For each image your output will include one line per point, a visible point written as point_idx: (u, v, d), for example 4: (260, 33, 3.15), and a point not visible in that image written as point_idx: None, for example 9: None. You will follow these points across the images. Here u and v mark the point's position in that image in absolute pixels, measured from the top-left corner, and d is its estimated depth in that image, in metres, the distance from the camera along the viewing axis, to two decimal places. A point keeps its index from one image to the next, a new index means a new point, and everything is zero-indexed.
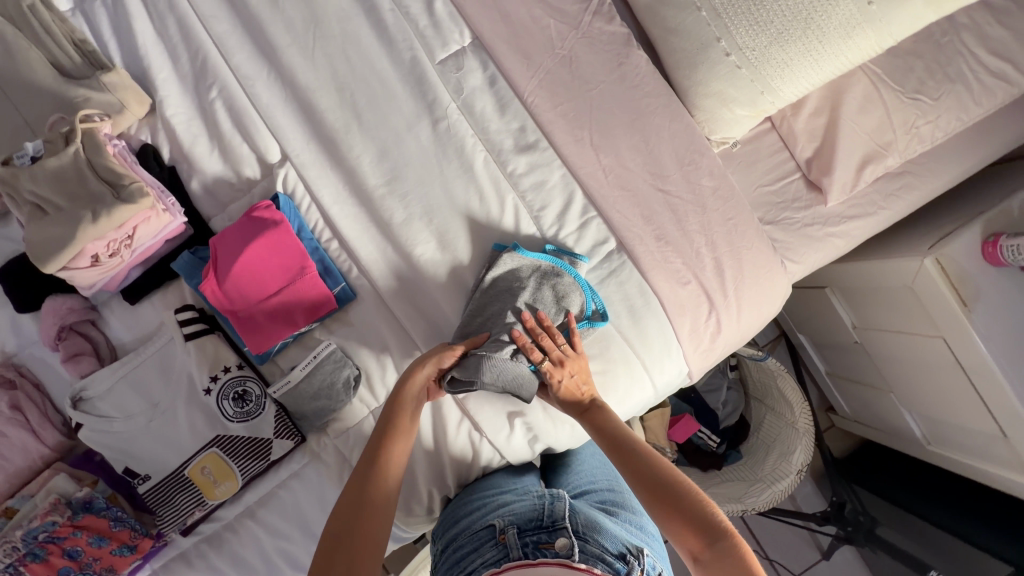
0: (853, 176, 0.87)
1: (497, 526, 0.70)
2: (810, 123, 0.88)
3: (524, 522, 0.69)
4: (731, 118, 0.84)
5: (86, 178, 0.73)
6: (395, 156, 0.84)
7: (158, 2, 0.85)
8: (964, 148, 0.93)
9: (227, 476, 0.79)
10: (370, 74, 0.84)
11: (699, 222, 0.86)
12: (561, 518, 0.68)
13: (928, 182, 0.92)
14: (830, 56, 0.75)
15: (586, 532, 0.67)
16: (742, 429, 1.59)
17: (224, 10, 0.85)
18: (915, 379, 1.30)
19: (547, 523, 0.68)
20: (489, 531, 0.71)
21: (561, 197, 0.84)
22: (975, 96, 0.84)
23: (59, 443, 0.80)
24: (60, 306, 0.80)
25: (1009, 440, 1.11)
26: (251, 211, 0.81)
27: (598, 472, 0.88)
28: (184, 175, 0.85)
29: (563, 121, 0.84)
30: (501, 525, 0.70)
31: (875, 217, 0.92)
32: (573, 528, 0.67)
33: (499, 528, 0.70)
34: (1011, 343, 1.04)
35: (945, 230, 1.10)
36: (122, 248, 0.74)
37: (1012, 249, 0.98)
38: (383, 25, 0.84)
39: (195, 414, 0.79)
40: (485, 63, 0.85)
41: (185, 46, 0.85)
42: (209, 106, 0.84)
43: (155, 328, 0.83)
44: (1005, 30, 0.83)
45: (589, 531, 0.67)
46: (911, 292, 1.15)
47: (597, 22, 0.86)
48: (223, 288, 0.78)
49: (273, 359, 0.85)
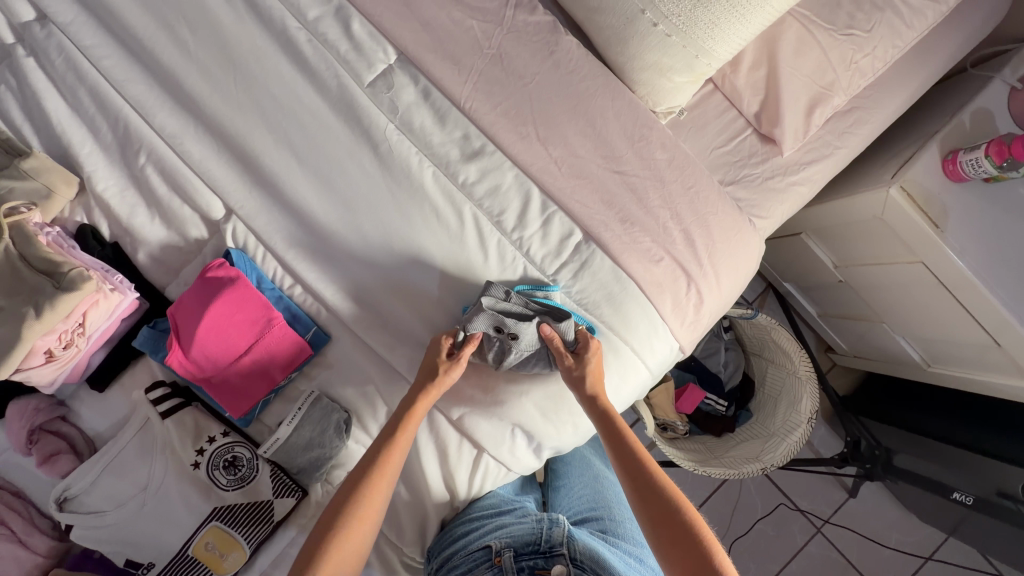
0: (804, 122, 0.87)
1: (493, 547, 0.74)
2: (751, 77, 0.87)
3: (522, 546, 0.75)
4: (672, 87, 0.82)
5: (22, 272, 0.69)
6: (341, 189, 0.81)
7: (65, 76, 0.81)
8: (906, 72, 0.92)
9: (232, 547, 0.75)
10: (300, 110, 0.81)
11: (660, 196, 0.85)
12: (559, 544, 0.73)
13: (876, 113, 0.92)
14: (754, 7, 0.72)
15: (583, 561, 0.71)
16: (747, 387, 1.59)
17: (135, 70, 0.82)
18: (904, 307, 1.31)
19: (545, 547, 0.73)
20: (485, 551, 0.75)
21: (518, 197, 0.83)
22: (906, 21, 0.84)
23: (52, 546, 0.77)
24: (18, 410, 0.77)
25: (1003, 348, 1.12)
26: (205, 272, 0.79)
27: (597, 497, 0.90)
28: (129, 249, 0.82)
29: (506, 120, 0.82)
30: (498, 546, 0.74)
31: (832, 157, 0.92)
32: (571, 554, 0.71)
33: (496, 549, 0.74)
34: (988, 255, 1.05)
35: (905, 156, 1.10)
36: (75, 337, 0.71)
37: (972, 162, 0.99)
38: (303, 58, 0.81)
39: (186, 490, 0.76)
40: (415, 77, 0.83)
41: (102, 115, 0.81)
42: (141, 173, 0.81)
43: (129, 411, 0.80)
44: None
45: (587, 561, 0.71)
46: (884, 223, 1.15)
47: (520, 14, 0.84)
48: (190, 357, 0.76)
49: (258, 419, 0.82)
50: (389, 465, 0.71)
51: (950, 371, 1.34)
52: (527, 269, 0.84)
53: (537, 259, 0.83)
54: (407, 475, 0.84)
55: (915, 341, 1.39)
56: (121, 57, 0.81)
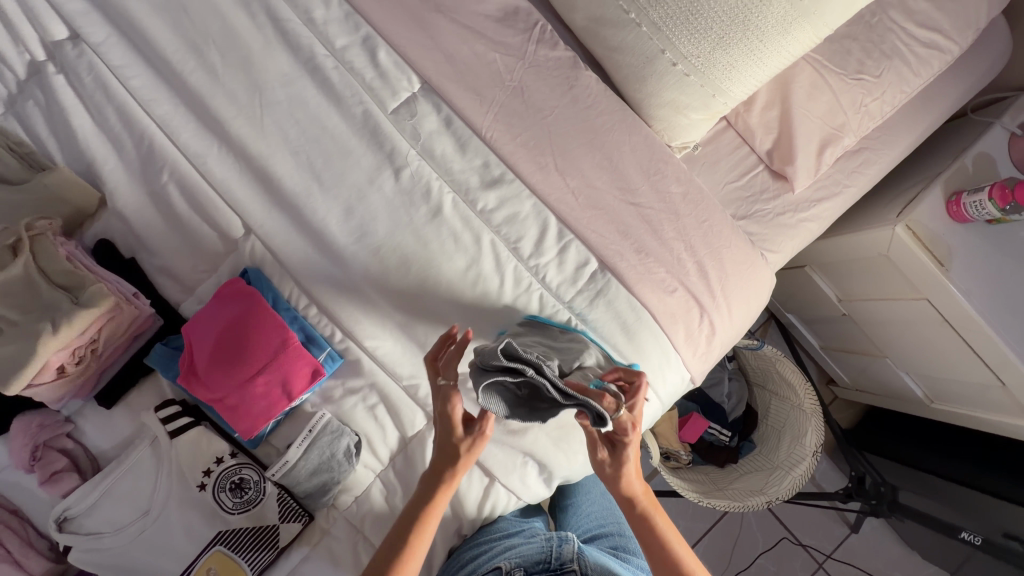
0: (815, 161, 0.89)
1: (502, 565, 0.74)
2: (764, 116, 0.89)
3: (532, 564, 0.75)
4: (687, 123, 0.85)
5: (39, 287, 0.69)
6: (362, 212, 0.82)
7: (94, 93, 0.82)
8: (913, 117, 0.95)
9: (235, 574, 0.74)
10: (325, 135, 0.82)
11: (675, 229, 0.86)
12: (571, 559, 0.75)
13: (884, 155, 0.95)
14: (771, 52, 0.74)
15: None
16: (750, 418, 1.59)
17: (162, 90, 0.83)
18: (908, 343, 1.32)
19: (556, 564, 0.75)
20: (496, 573, 0.74)
21: (535, 225, 0.84)
22: (913, 68, 0.87)
23: (48, 569, 0.75)
24: (29, 424, 0.76)
25: (1007, 387, 1.13)
26: (222, 291, 0.79)
27: (607, 516, 0.90)
28: (146, 265, 0.82)
29: (525, 151, 0.84)
30: (507, 564, 0.74)
31: (841, 196, 0.94)
32: (583, 570, 0.73)
33: (507, 569, 0.74)
34: (991, 296, 1.07)
35: (909, 196, 1.13)
36: (88, 353, 0.70)
37: (975, 205, 1.01)
38: (329, 84, 0.83)
39: (189, 515, 0.74)
40: (438, 106, 0.84)
41: (127, 132, 0.82)
42: (162, 190, 0.81)
43: (135, 429, 0.78)
44: (928, 4, 0.87)
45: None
46: (888, 259, 1.17)
47: (542, 49, 0.86)
48: (203, 376, 0.75)
49: (267, 440, 0.82)
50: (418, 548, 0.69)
51: (953, 408, 1.35)
52: (542, 296, 0.84)
53: (553, 286, 0.84)
54: None
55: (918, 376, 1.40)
56: (149, 77, 0.83)
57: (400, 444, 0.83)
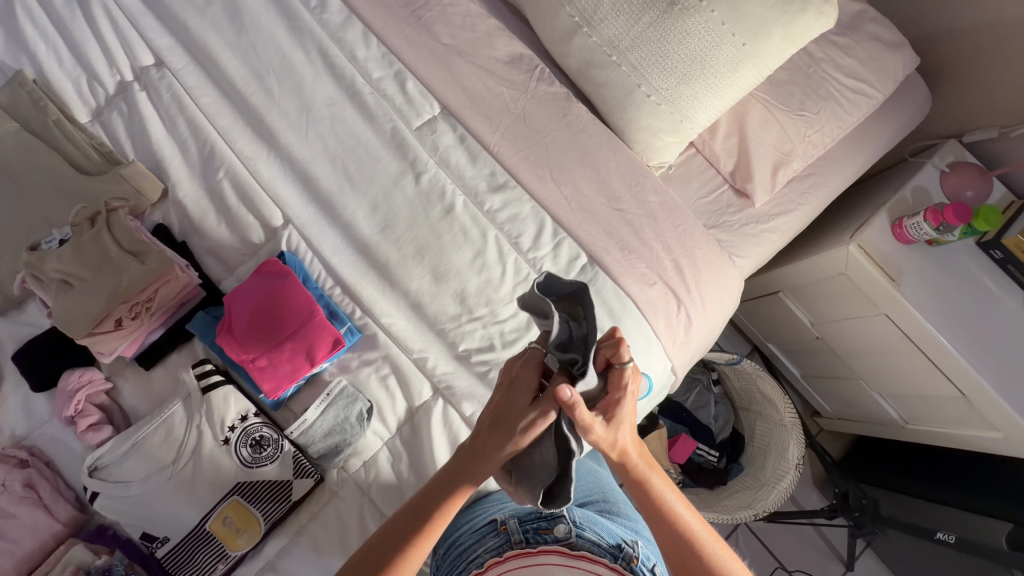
0: (770, 180, 1.05)
1: (498, 519, 0.84)
2: (726, 143, 1.07)
3: (524, 515, 0.84)
4: (661, 145, 1.02)
5: (109, 250, 0.81)
6: (386, 208, 0.96)
7: (169, 107, 0.98)
8: (853, 150, 1.13)
9: (250, 524, 0.80)
10: (358, 145, 0.98)
11: (653, 231, 1.00)
12: (559, 508, 0.83)
13: (829, 180, 1.12)
14: (725, 85, 0.93)
15: (582, 523, 0.81)
16: (738, 441, 1.64)
17: (227, 107, 1.00)
18: (876, 364, 1.41)
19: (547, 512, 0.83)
20: (492, 524, 0.84)
21: (533, 224, 0.98)
22: (846, 108, 1.06)
23: (72, 517, 0.80)
24: (79, 377, 0.83)
25: (969, 399, 1.20)
26: (261, 268, 0.89)
27: (593, 487, 0.98)
28: (195, 247, 0.94)
29: (526, 163, 1.00)
30: (503, 517, 0.84)
31: (795, 212, 1.09)
32: (571, 517, 0.81)
33: (501, 520, 0.83)
34: (944, 309, 1.17)
35: (860, 222, 1.28)
36: (143, 310, 0.81)
37: (915, 226, 1.16)
38: (365, 105, 1.00)
39: (211, 466, 0.80)
40: (454, 126, 1.02)
41: (193, 138, 0.98)
42: (217, 185, 0.96)
43: (168, 390, 0.86)
44: (853, 59, 1.06)
45: (585, 522, 0.81)
46: (847, 278, 1.30)
47: (541, 85, 1.04)
48: (238, 339, 0.85)
49: (287, 405, 0.90)
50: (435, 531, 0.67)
51: (925, 427, 1.41)
52: None
53: (549, 274, 0.96)
54: (419, 470, 0.88)
55: (892, 399, 1.47)
56: (217, 97, 1.00)
57: (407, 414, 0.91)
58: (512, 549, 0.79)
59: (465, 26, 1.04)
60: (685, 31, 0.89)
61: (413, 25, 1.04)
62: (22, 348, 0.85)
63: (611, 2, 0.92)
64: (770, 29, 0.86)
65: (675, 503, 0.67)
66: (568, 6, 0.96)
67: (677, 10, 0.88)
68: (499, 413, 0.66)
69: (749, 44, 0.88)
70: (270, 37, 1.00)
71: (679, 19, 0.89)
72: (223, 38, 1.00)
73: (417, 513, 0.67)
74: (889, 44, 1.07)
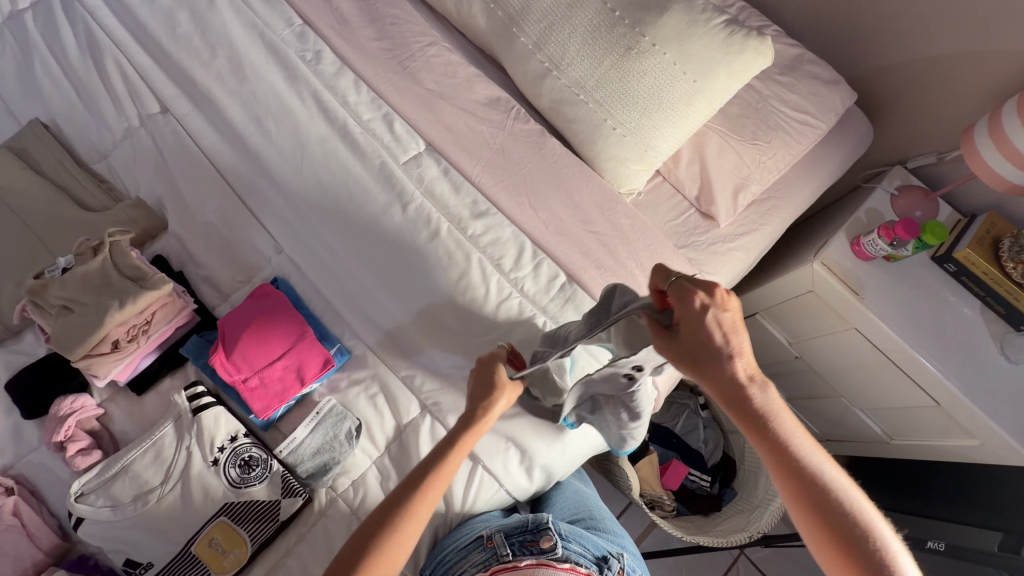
0: (732, 203, 1.14)
1: (485, 533, 0.82)
2: (688, 171, 1.17)
3: (510, 529, 0.82)
4: (629, 173, 1.11)
5: (110, 276, 0.86)
6: (375, 235, 1.02)
7: (172, 148, 1.06)
8: (805, 175, 1.23)
9: (236, 544, 0.79)
10: (349, 178, 1.05)
11: (626, 250, 1.07)
12: (546, 521, 0.82)
13: (785, 202, 1.21)
14: (682, 116, 1.03)
15: (567, 536, 0.83)
16: (730, 464, 1.61)
17: (226, 147, 1.07)
18: (854, 379, 1.44)
19: (533, 525, 0.82)
20: (477, 540, 0.82)
21: (514, 247, 1.04)
22: (795, 137, 1.16)
23: (54, 545, 0.79)
24: (71, 402, 0.84)
25: (942, 407, 1.24)
26: (253, 293, 0.94)
27: (579, 503, 0.98)
28: (192, 276, 0.99)
29: (505, 192, 1.08)
30: (489, 532, 0.82)
31: (757, 231, 1.18)
32: (557, 530, 0.82)
33: (487, 535, 0.82)
34: (905, 320, 1.23)
35: (822, 241, 1.36)
36: (139, 333, 0.85)
37: (871, 242, 1.24)
38: (356, 143, 1.08)
39: (199, 486, 0.81)
40: (438, 161, 1.10)
41: (194, 176, 1.04)
42: (215, 219, 1.02)
43: (158, 414, 0.88)
44: (796, 94, 1.18)
45: (571, 535, 0.83)
46: (815, 295, 1.36)
47: (517, 123, 1.14)
48: (230, 358, 0.87)
49: (276, 426, 0.91)
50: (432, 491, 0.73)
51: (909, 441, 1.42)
52: (521, 302, 1.01)
53: (529, 292, 1.01)
54: None
55: (874, 414, 1.48)
56: (217, 139, 1.08)
57: (395, 432, 0.93)
58: (498, 563, 0.78)
59: (447, 73, 1.15)
60: (642, 71, 1.00)
61: (400, 73, 1.15)
62: (16, 376, 0.87)
63: (575, 49, 1.04)
64: (716, 68, 0.98)
65: (794, 431, 0.66)
66: (538, 54, 1.07)
67: (633, 54, 1.00)
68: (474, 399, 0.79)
69: (700, 81, 0.99)
70: (268, 86, 1.10)
71: (636, 61, 1.00)
72: (225, 87, 1.10)
73: (415, 477, 0.74)
74: (827, 81, 1.19)
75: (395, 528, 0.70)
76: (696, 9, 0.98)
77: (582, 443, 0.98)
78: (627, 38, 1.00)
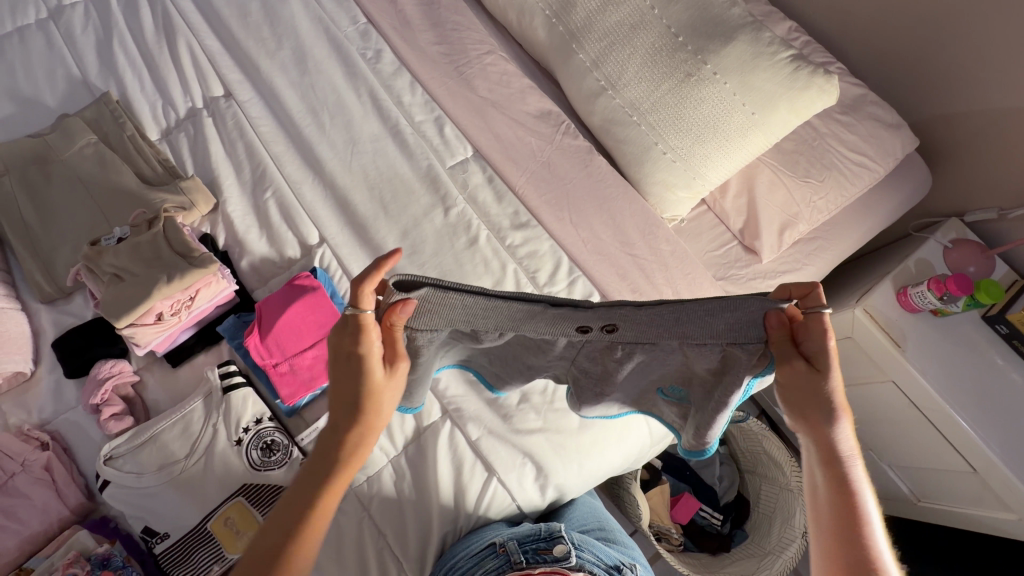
0: (777, 240, 1.12)
1: (497, 541, 0.81)
2: (735, 202, 1.15)
3: (523, 536, 0.81)
4: (675, 199, 1.09)
5: (161, 249, 0.89)
6: (415, 236, 1.03)
7: (231, 132, 1.09)
8: (855, 218, 1.20)
9: (250, 526, 0.80)
10: (396, 177, 1.07)
11: (664, 277, 1.05)
12: (559, 529, 0.82)
13: (832, 243, 1.18)
14: (736, 148, 1.01)
15: (580, 545, 0.81)
16: (743, 505, 1.54)
17: (281, 135, 1.11)
18: (885, 435, 1.38)
19: (546, 533, 0.82)
20: (490, 546, 0.81)
21: (550, 261, 1.03)
22: (849, 178, 1.13)
23: (80, 504, 0.81)
24: (111, 367, 0.87)
25: (980, 475, 1.17)
26: (293, 280, 0.94)
27: (589, 514, 0.96)
28: (235, 257, 1.01)
29: (548, 206, 1.08)
30: (501, 539, 0.81)
31: (801, 270, 1.15)
32: (570, 539, 0.81)
33: (500, 542, 0.81)
34: (948, 378, 1.18)
35: (866, 288, 1.31)
36: (183, 308, 0.87)
37: (919, 294, 1.19)
38: (406, 144, 1.10)
39: (222, 465, 0.82)
40: (484, 168, 1.11)
41: (248, 160, 1.07)
42: (264, 204, 1.04)
43: (191, 388, 0.90)
44: (855, 135, 1.15)
45: (584, 544, 0.81)
46: (853, 341, 1.31)
47: (565, 137, 1.14)
48: (264, 342, 0.89)
49: (300, 414, 0.92)
50: (341, 473, 0.62)
51: (937, 504, 1.35)
52: None
53: None
54: (421, 490, 0.89)
55: (903, 472, 1.40)
56: (274, 126, 1.11)
57: (415, 433, 0.92)
58: (512, 571, 0.76)
59: (502, 82, 1.16)
60: (700, 99, 0.99)
61: (456, 79, 1.16)
62: (63, 335, 0.91)
63: (634, 70, 1.03)
64: (777, 103, 0.96)
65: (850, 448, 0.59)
66: (595, 71, 1.07)
67: (693, 81, 0.99)
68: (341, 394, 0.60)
69: (758, 114, 0.98)
70: (328, 80, 1.13)
71: (694, 88, 0.99)
72: (287, 77, 1.13)
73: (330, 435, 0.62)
74: (889, 123, 1.15)
75: (304, 523, 0.60)
76: (763, 40, 0.96)
77: (597, 466, 0.96)
78: (688, 65, 0.99)
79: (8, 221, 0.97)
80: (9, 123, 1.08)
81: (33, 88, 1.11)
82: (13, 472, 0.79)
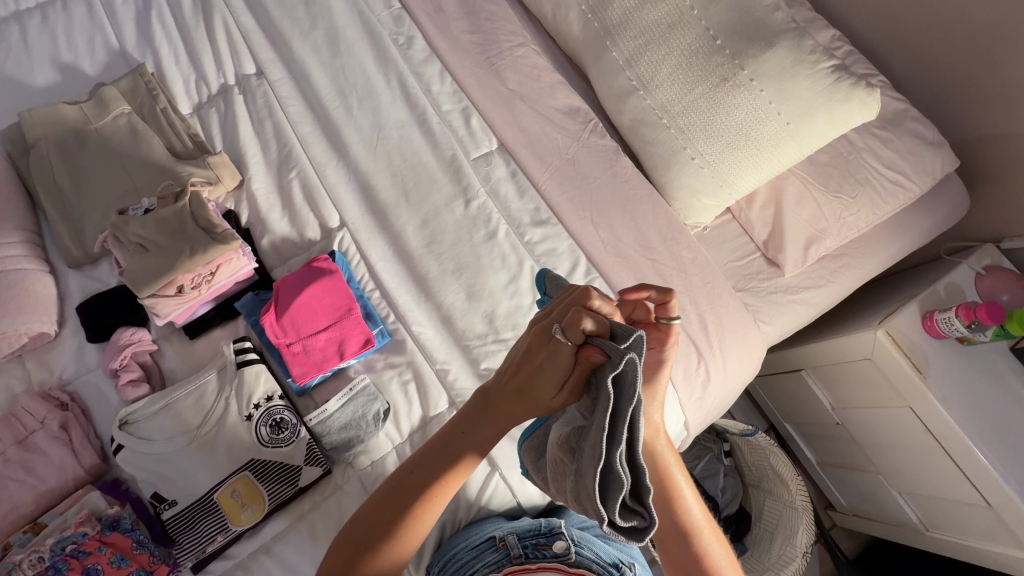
0: (802, 254, 1.09)
1: (497, 535, 0.81)
2: (762, 213, 1.13)
3: (523, 531, 0.82)
4: (699, 206, 1.07)
5: (186, 224, 0.90)
6: (434, 226, 1.03)
7: (261, 111, 1.10)
8: (884, 237, 1.16)
9: (254, 500, 0.82)
10: (419, 166, 1.07)
11: (682, 284, 1.04)
12: (559, 525, 0.81)
13: (860, 262, 1.14)
14: (767, 157, 0.99)
15: (580, 542, 0.80)
16: (744, 519, 1.51)
17: (309, 118, 1.11)
18: (897, 460, 1.34)
19: (546, 529, 0.81)
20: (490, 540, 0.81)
21: (568, 260, 1.03)
22: (882, 196, 1.09)
23: (95, 465, 0.83)
24: (131, 334, 0.89)
25: (995, 509, 1.14)
26: (311, 262, 0.95)
27: None
28: (257, 235, 1.02)
29: (570, 205, 1.07)
30: (501, 533, 0.81)
31: (825, 288, 1.12)
32: (569, 535, 0.80)
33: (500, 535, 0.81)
34: (969, 408, 1.14)
35: (891, 309, 1.27)
36: (203, 282, 0.88)
37: (946, 320, 1.15)
38: (431, 132, 1.10)
39: (233, 438, 0.84)
40: (508, 162, 1.11)
41: (275, 140, 1.08)
42: (288, 184, 1.05)
43: (206, 360, 0.92)
44: (893, 152, 1.11)
45: (584, 541, 0.80)
46: (872, 363, 1.28)
47: (592, 136, 1.12)
48: (280, 321, 0.90)
49: (309, 394, 0.93)
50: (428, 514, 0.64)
51: (946, 535, 1.31)
52: None
53: None
54: None
55: (912, 499, 1.37)
56: (303, 108, 1.12)
57: (421, 422, 0.92)
58: (511, 565, 0.77)
59: (532, 75, 1.15)
60: (734, 105, 0.97)
61: (485, 70, 1.15)
62: (88, 299, 0.93)
63: (667, 72, 1.01)
64: (814, 114, 0.93)
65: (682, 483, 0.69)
66: (628, 70, 1.05)
67: (728, 86, 0.96)
68: (520, 378, 0.59)
69: (793, 125, 0.95)
70: (358, 64, 1.13)
71: (729, 94, 0.96)
72: (319, 59, 1.14)
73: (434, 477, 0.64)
74: (930, 141, 1.11)
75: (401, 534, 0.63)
76: (805, 48, 0.93)
77: None
78: (724, 69, 0.96)
79: (42, 185, 0.99)
80: (48, 89, 1.11)
81: (74, 56, 1.13)
82: (34, 429, 0.82)
